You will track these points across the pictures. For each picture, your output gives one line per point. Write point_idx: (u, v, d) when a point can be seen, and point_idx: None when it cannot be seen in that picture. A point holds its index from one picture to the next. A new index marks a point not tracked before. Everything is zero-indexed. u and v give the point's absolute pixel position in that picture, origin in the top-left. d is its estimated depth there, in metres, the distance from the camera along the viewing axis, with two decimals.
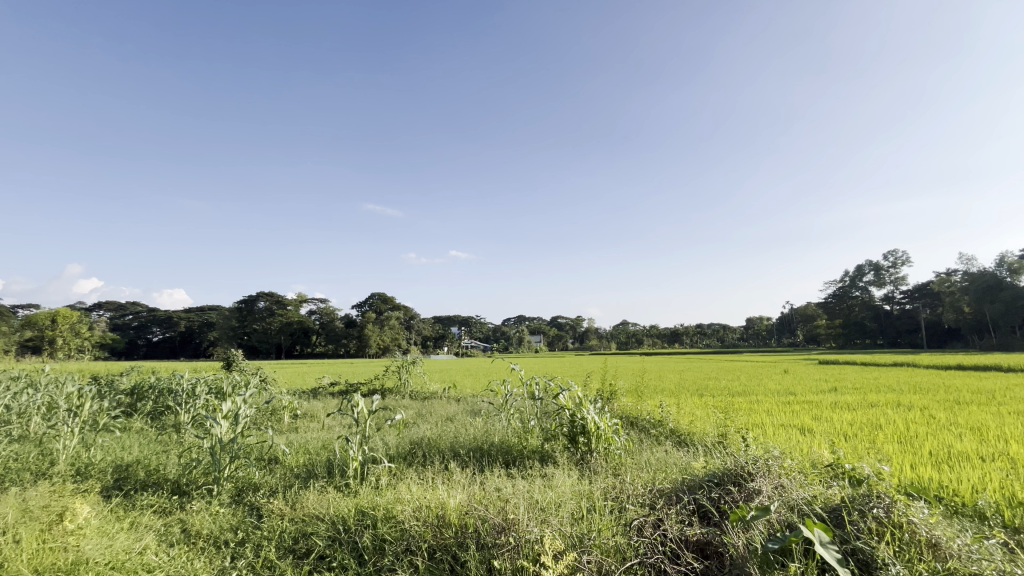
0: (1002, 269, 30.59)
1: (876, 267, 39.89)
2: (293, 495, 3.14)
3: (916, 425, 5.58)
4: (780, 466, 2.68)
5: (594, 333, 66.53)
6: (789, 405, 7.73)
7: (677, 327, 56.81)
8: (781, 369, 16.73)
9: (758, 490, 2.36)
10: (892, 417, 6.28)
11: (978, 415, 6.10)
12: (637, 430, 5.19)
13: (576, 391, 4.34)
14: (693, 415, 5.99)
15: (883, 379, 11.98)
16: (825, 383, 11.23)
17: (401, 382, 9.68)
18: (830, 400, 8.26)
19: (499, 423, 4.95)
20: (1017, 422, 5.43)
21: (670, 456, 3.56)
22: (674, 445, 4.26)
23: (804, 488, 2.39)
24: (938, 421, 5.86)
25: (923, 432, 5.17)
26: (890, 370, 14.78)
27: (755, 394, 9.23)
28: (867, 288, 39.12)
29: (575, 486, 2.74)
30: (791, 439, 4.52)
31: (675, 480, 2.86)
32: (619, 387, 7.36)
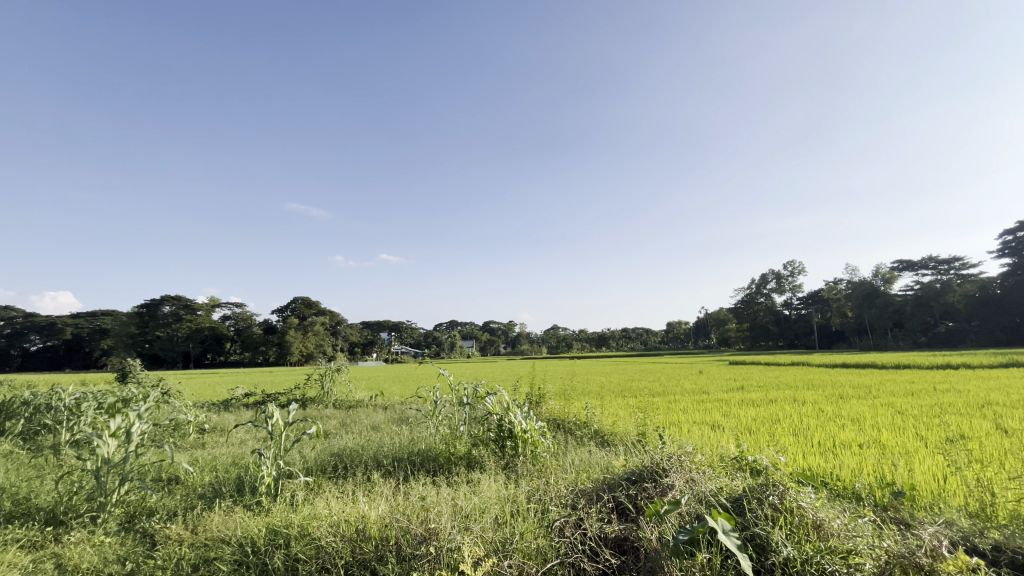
0: (877, 278, 34.95)
1: (777, 276, 44.03)
2: (196, 517, 2.87)
3: (808, 419, 6.21)
4: (691, 460, 2.86)
5: (526, 338, 67.55)
6: (702, 403, 8.30)
7: (604, 331, 59.19)
8: (696, 371, 17.95)
9: (671, 485, 2.50)
10: (788, 411, 6.94)
11: (858, 407, 6.88)
12: (563, 432, 5.31)
13: (504, 395, 4.36)
14: (616, 416, 6.25)
15: (782, 377, 13.23)
16: (733, 382, 12.16)
17: (324, 391, 9.19)
18: (737, 398, 8.97)
19: (427, 430, 4.84)
20: (887, 413, 6.20)
21: (592, 456, 3.69)
22: (598, 446, 4.42)
23: (711, 480, 2.56)
24: (825, 413, 6.57)
25: (814, 424, 5.76)
26: (788, 369, 16.32)
27: (672, 394, 9.81)
28: (770, 295, 43.13)
29: (501, 490, 2.74)
30: (702, 435, 4.84)
31: (596, 479, 2.95)
32: (547, 389, 7.49)
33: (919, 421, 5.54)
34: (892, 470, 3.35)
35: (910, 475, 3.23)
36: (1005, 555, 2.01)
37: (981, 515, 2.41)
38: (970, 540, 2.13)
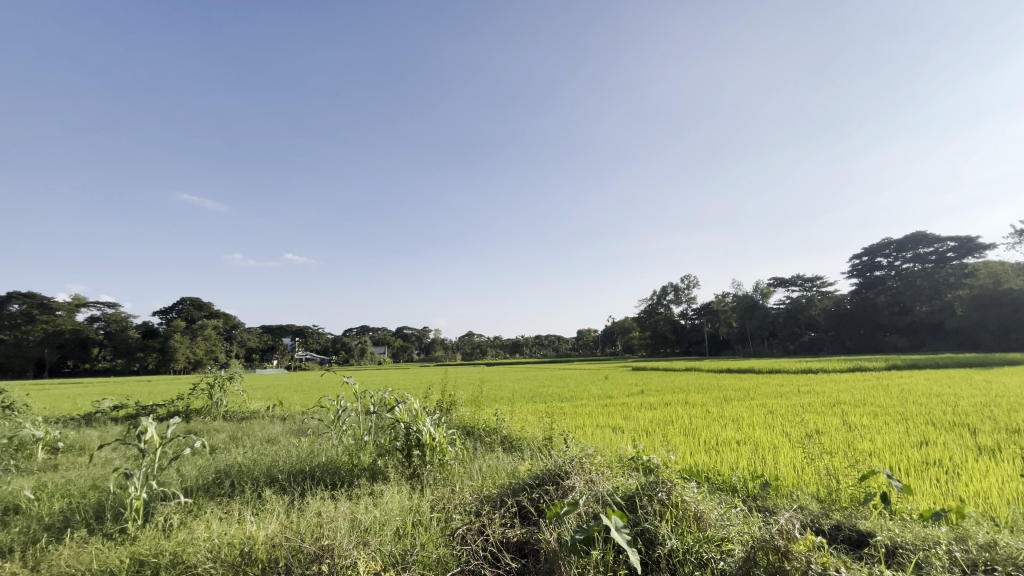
0: (757, 293, 39.32)
1: (676, 288, 47.84)
2: (36, 554, 2.43)
3: (697, 419, 6.80)
4: (592, 462, 3.00)
5: (441, 345, 66.66)
6: (606, 408, 8.75)
7: (518, 338, 60.21)
8: (602, 376, 18.90)
9: (572, 486, 2.60)
10: (680, 413, 7.55)
11: (738, 408, 7.65)
12: (473, 439, 5.29)
13: (413, 403, 4.25)
14: (524, 422, 6.35)
15: (676, 382, 14.36)
16: (634, 387, 12.95)
17: (212, 402, 8.30)
18: (637, 402, 9.57)
19: (328, 442, 4.56)
20: (761, 413, 6.97)
21: (500, 462, 3.73)
22: (506, 451, 4.47)
23: (608, 480, 2.71)
24: (711, 414, 7.24)
25: (701, 425, 6.31)
26: (682, 374, 17.72)
27: (580, 399, 10.23)
28: (669, 305, 46.70)
29: (405, 501, 2.67)
30: (604, 438, 5.10)
31: (501, 485, 2.99)
32: (458, 396, 7.42)
33: (785, 419, 6.32)
34: (762, 464, 3.77)
35: (776, 468, 3.66)
36: (842, 531, 2.36)
37: (828, 499, 2.81)
38: (818, 521, 2.46)
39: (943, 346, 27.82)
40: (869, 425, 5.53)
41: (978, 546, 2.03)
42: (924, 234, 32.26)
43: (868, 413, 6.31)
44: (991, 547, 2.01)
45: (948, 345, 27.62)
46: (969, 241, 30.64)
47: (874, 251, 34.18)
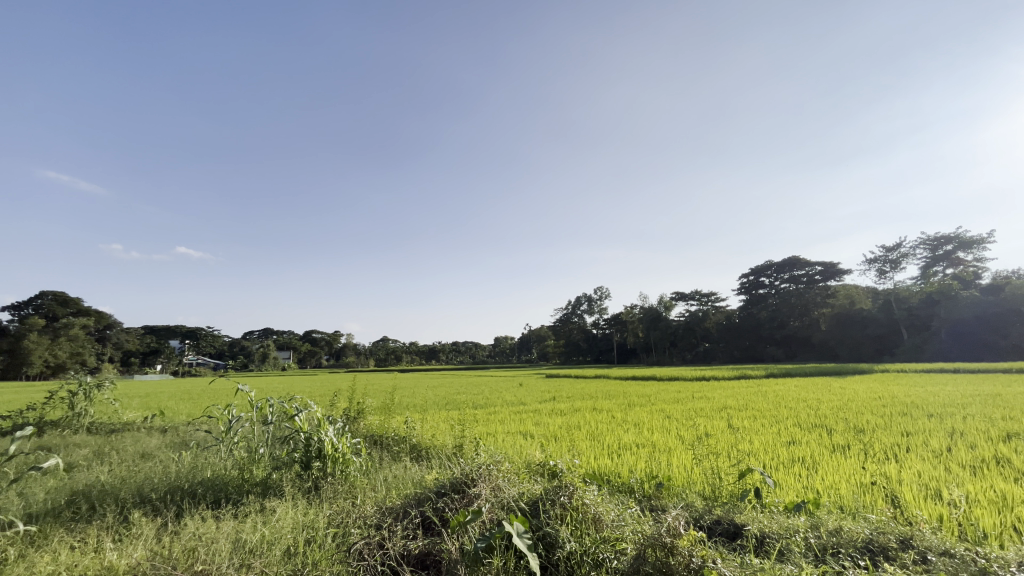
0: (661, 305, 42.27)
1: (589, 299, 50.01)
2: None
3: (602, 425, 7.12)
4: (499, 469, 3.02)
5: (353, 349, 63.63)
6: (518, 414, 8.88)
7: (434, 344, 59.21)
8: (517, 383, 19.17)
9: (477, 494, 2.60)
10: (587, 419, 7.88)
11: (640, 414, 8.14)
12: (380, 449, 5.09)
13: (316, 411, 3.99)
14: (435, 430, 6.24)
15: (586, 389, 14.98)
16: (546, 394, 13.30)
17: (74, 414, 7.18)
18: (548, 408, 9.84)
19: (215, 456, 4.14)
20: (660, 418, 7.46)
21: (407, 472, 3.62)
22: (413, 461, 4.36)
23: (513, 486, 2.75)
24: (615, 420, 7.63)
25: (605, 430, 6.63)
26: (592, 382, 18.47)
27: (493, 406, 10.28)
28: (583, 315, 48.74)
29: (298, 517, 2.50)
30: (513, 445, 5.16)
31: (406, 495, 2.92)
32: (366, 404, 7.08)
33: (679, 423, 6.86)
34: (657, 466, 4.04)
35: (669, 469, 3.94)
36: (722, 525, 2.60)
37: (712, 496, 3.07)
38: (702, 517, 2.68)
39: (811, 357, 31.90)
40: (749, 428, 6.14)
41: (828, 532, 2.33)
42: (798, 258, 36.75)
43: (748, 418, 7.00)
44: (837, 532, 2.32)
45: (814, 356, 31.71)
46: (831, 266, 35.41)
47: (758, 272, 38.23)
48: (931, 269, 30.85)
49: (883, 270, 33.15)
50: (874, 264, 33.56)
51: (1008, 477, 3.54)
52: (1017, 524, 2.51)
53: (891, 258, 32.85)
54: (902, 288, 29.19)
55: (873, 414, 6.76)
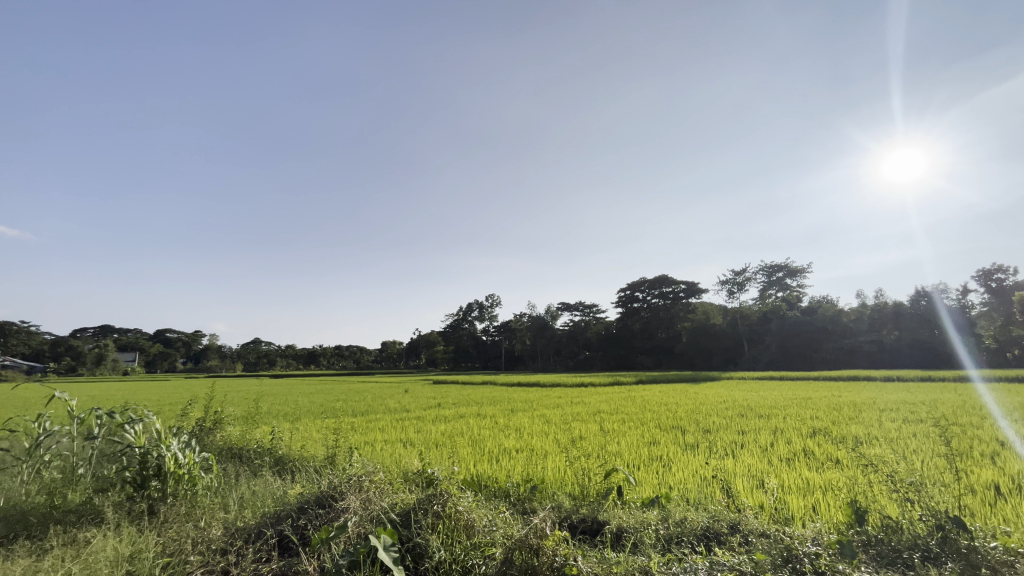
0: (547, 314, 44.14)
1: (480, 306, 50.43)
2: None
3: (484, 431, 7.18)
4: (373, 479, 2.89)
5: (216, 351, 56.64)
6: (400, 422, 8.58)
7: (314, 348, 55.14)
8: (401, 390, 18.53)
9: (345, 508, 2.48)
10: (471, 425, 7.90)
11: (522, 419, 8.34)
12: (239, 464, 4.56)
13: (157, 422, 3.43)
14: (306, 440, 5.75)
15: (471, 395, 15.03)
16: (432, 400, 13.10)
17: None
18: (432, 415, 9.69)
19: (13, 480, 3.35)
20: (540, 423, 7.71)
21: (266, 488, 3.29)
22: (277, 475, 3.97)
23: (386, 497, 2.65)
24: (497, 425, 7.75)
25: (487, 436, 6.66)
26: (478, 388, 18.57)
27: (373, 414, 9.84)
28: (473, 322, 48.93)
29: (120, 546, 2.14)
30: (391, 454, 4.96)
31: (262, 513, 2.67)
32: (224, 413, 6.27)
33: (557, 427, 7.17)
34: (533, 470, 4.16)
35: (543, 472, 4.08)
36: (586, 523, 2.76)
37: (580, 496, 3.25)
38: (570, 517, 2.83)
39: (673, 366, 35.67)
40: (617, 431, 6.62)
41: (675, 523, 2.59)
42: (667, 275, 40.78)
43: (619, 421, 7.55)
44: (682, 522, 2.59)
45: (675, 365, 35.50)
46: (693, 285, 39.90)
47: (634, 287, 41.62)
48: (767, 291, 36.31)
49: (732, 291, 38.20)
50: (726, 285, 38.59)
51: (813, 467, 4.26)
52: (815, 506, 3.02)
53: (738, 281, 38.02)
54: (746, 308, 33.90)
55: (719, 416, 7.75)
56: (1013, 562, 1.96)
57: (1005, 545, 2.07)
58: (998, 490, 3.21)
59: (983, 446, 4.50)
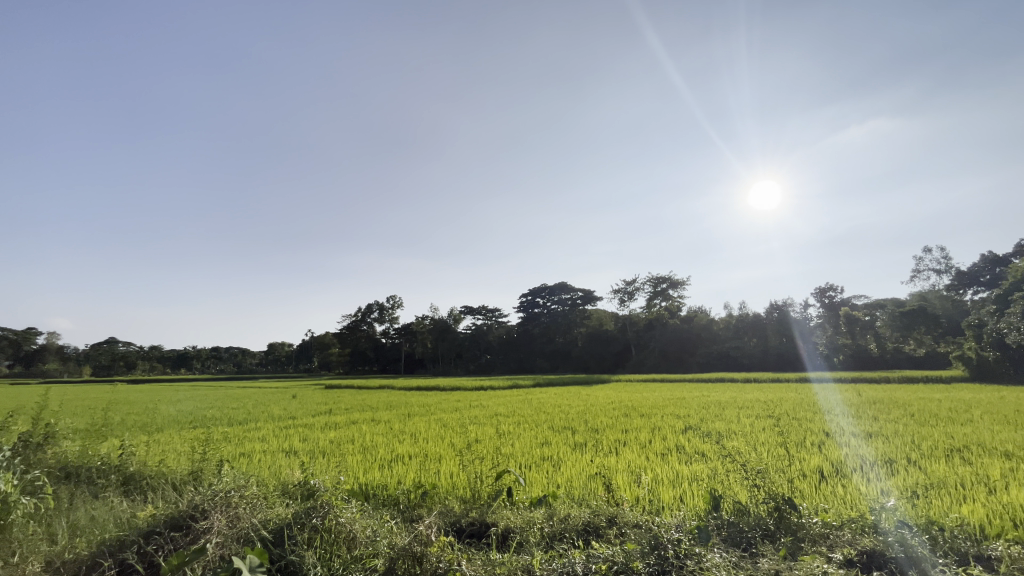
0: (450, 317, 43.71)
1: (381, 307, 48.45)
2: None
3: (376, 437, 6.89)
4: (246, 493, 2.65)
5: (56, 352, 47.86)
6: (283, 430, 7.92)
7: (186, 349, 48.94)
8: (288, 395, 17.15)
9: (208, 527, 2.23)
10: (363, 431, 7.55)
11: (418, 424, 8.14)
12: (77, 485, 3.90)
13: None
14: (166, 454, 5.07)
15: (365, 399, 14.39)
16: (322, 406, 12.31)
17: None
18: (320, 422, 9.10)
19: None
20: (437, 428, 7.59)
21: (108, 512, 2.83)
22: (126, 496, 3.44)
23: (258, 512, 2.43)
24: (391, 430, 7.50)
25: (380, 442, 6.40)
26: (374, 392, 17.81)
27: (253, 422, 8.98)
28: (372, 323, 46.83)
29: None
30: (271, 465, 4.55)
31: (101, 541, 2.30)
32: (59, 427, 5.29)
33: (453, 431, 7.13)
34: (425, 476, 4.08)
35: (437, 478, 4.02)
36: (474, 526, 2.79)
37: (472, 499, 3.25)
38: (459, 522, 2.83)
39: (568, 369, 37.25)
40: (513, 433, 6.76)
41: (559, 520, 2.70)
42: (566, 282, 42.53)
43: (515, 423, 7.71)
44: (565, 519, 2.71)
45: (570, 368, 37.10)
46: (589, 293, 42.16)
47: (535, 292, 42.75)
48: (653, 301, 39.52)
49: (624, 300, 40.95)
50: (618, 294, 41.31)
51: (682, 461, 4.70)
52: (682, 495, 3.34)
53: (629, 290, 40.91)
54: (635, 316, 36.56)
55: (606, 416, 8.26)
56: (827, 535, 2.36)
57: (823, 520, 2.47)
58: (821, 473, 3.82)
59: (812, 436, 5.35)
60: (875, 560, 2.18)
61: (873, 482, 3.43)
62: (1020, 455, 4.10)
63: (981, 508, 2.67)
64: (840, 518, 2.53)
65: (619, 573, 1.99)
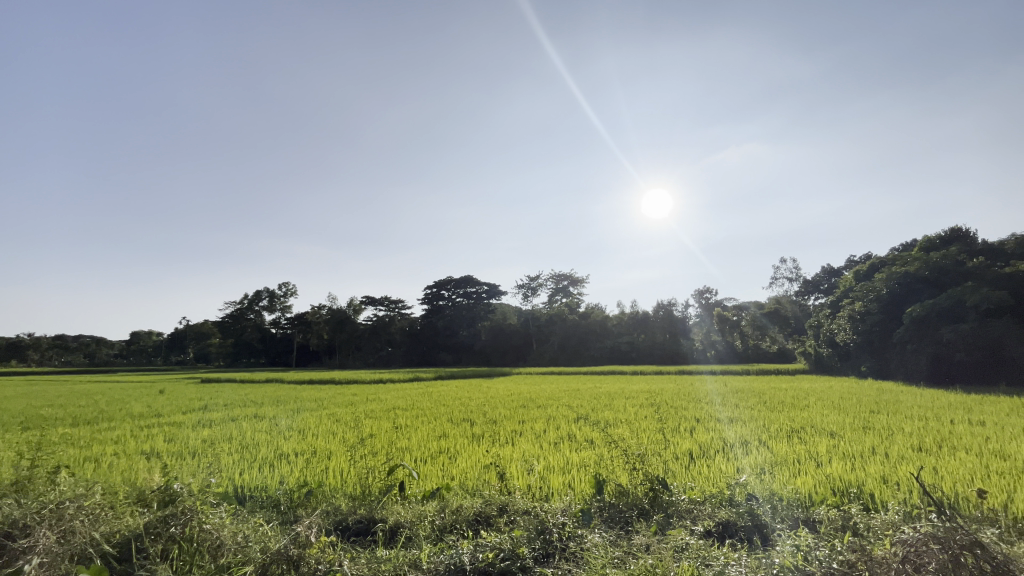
0: (349, 308, 41.53)
1: (270, 294, 44.46)
2: None
3: (259, 434, 6.35)
4: (86, 502, 2.28)
5: None
6: (144, 430, 6.98)
7: (17, 338, 40.83)
8: (154, 390, 15.11)
9: (33, 544, 1.89)
10: (242, 428, 6.89)
11: (308, 420, 7.65)
12: None
13: None
14: None
15: (248, 394, 13.18)
16: (196, 402, 11.04)
17: None
18: (192, 419, 8.17)
19: None
20: (329, 423, 7.19)
21: None
22: None
23: (101, 523, 2.11)
24: (276, 427, 6.93)
25: (262, 440, 5.91)
26: (259, 387, 16.32)
27: (105, 422, 7.80)
28: (260, 312, 42.95)
29: None
30: (125, 470, 3.98)
31: None
32: None
33: (346, 426, 6.79)
34: (311, 474, 3.84)
35: (324, 475, 3.80)
36: (361, 524, 2.68)
37: (361, 495, 3.11)
38: (346, 520, 2.71)
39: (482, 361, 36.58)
40: (411, 426, 6.63)
41: (452, 511, 2.69)
42: (472, 276, 42.41)
43: (413, 417, 7.55)
44: (457, 510, 2.70)
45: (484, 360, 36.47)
46: (494, 287, 42.51)
47: (440, 284, 42.12)
48: (554, 297, 41.03)
49: (527, 295, 41.95)
50: (521, 289, 42.21)
51: (572, 449, 4.95)
52: (570, 481, 3.51)
53: (532, 286, 42.02)
54: (538, 311, 37.68)
55: (505, 408, 8.42)
56: (693, 510, 2.64)
57: (690, 497, 2.74)
58: (691, 455, 4.25)
59: (685, 422, 5.92)
60: (728, 530, 2.49)
61: (731, 461, 3.89)
62: (841, 434, 4.91)
63: (811, 479, 3.15)
64: (703, 494, 2.82)
65: (505, 561, 2.03)
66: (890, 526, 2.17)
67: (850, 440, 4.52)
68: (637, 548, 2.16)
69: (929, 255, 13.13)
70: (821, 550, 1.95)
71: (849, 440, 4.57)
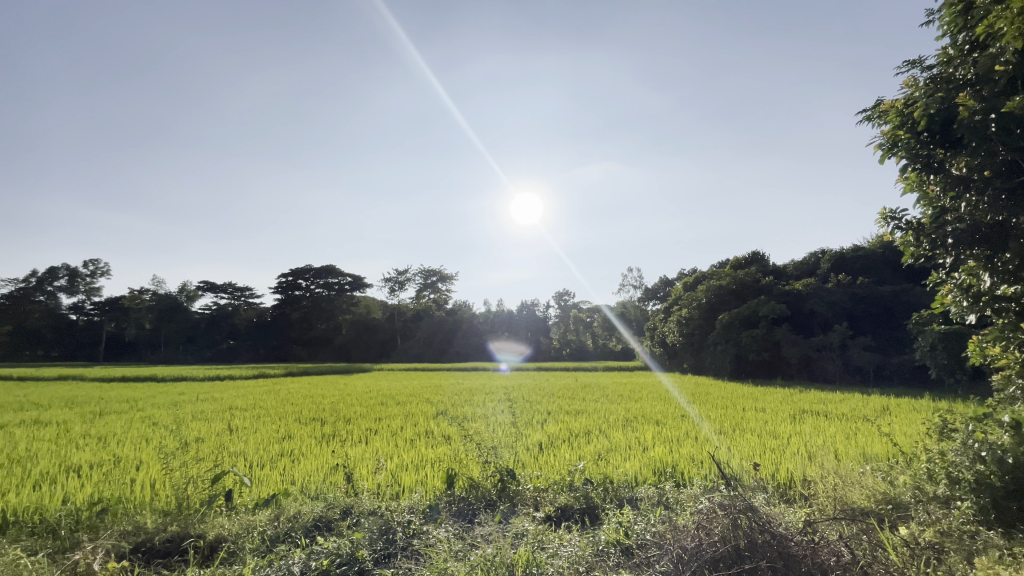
0: (182, 294, 36.18)
1: (71, 273, 36.19)
2: None
3: (40, 444, 5.12)
4: None
5: None
6: None
7: None
8: None
9: None
10: (14, 438, 5.49)
11: (113, 424, 6.39)
12: None
13: None
14: None
15: (25, 395, 10.50)
16: None
17: None
18: None
19: None
20: (142, 427, 6.09)
21: None
22: None
23: None
24: (67, 435, 5.66)
25: (45, 450, 4.78)
26: (40, 386, 13.07)
27: None
28: (54, 294, 34.68)
29: None
30: None
31: None
32: None
33: (166, 430, 5.83)
34: (109, 488, 3.20)
35: (128, 489, 3.20)
36: (172, 543, 2.31)
37: (177, 508, 2.69)
38: (152, 540, 2.31)
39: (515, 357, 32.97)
40: (249, 428, 5.95)
41: (286, 519, 2.46)
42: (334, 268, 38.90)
43: (254, 418, 6.79)
44: (294, 516, 2.49)
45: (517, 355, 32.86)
46: (358, 280, 40.27)
47: (297, 274, 38.56)
48: (422, 292, 40.53)
49: (394, 289, 40.54)
50: (388, 283, 40.66)
51: (427, 445, 4.91)
52: (421, 478, 3.47)
53: (399, 280, 40.74)
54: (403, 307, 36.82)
55: (361, 406, 8.03)
56: (536, 497, 2.79)
57: (535, 485, 2.90)
58: (541, 446, 4.50)
59: (538, 416, 6.28)
60: (565, 513, 2.69)
61: (575, 450, 4.22)
62: (665, 422, 5.65)
63: (639, 463, 3.56)
64: (548, 481, 3.01)
65: (342, 565, 1.92)
66: (692, 498, 2.56)
67: (671, 427, 5.24)
68: (480, 539, 2.21)
69: (736, 272, 15.82)
70: (638, 524, 2.22)
71: (671, 427, 5.30)
